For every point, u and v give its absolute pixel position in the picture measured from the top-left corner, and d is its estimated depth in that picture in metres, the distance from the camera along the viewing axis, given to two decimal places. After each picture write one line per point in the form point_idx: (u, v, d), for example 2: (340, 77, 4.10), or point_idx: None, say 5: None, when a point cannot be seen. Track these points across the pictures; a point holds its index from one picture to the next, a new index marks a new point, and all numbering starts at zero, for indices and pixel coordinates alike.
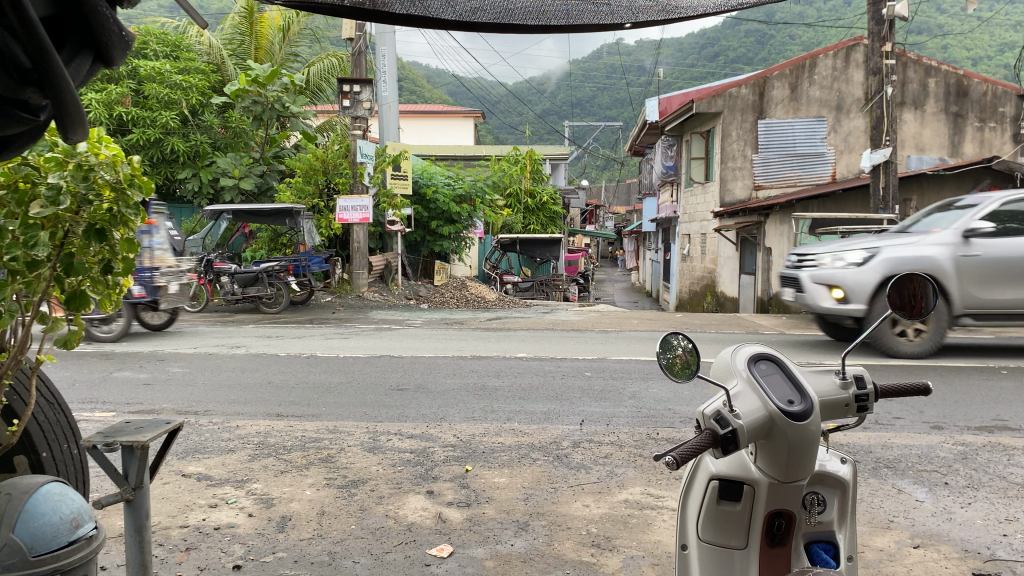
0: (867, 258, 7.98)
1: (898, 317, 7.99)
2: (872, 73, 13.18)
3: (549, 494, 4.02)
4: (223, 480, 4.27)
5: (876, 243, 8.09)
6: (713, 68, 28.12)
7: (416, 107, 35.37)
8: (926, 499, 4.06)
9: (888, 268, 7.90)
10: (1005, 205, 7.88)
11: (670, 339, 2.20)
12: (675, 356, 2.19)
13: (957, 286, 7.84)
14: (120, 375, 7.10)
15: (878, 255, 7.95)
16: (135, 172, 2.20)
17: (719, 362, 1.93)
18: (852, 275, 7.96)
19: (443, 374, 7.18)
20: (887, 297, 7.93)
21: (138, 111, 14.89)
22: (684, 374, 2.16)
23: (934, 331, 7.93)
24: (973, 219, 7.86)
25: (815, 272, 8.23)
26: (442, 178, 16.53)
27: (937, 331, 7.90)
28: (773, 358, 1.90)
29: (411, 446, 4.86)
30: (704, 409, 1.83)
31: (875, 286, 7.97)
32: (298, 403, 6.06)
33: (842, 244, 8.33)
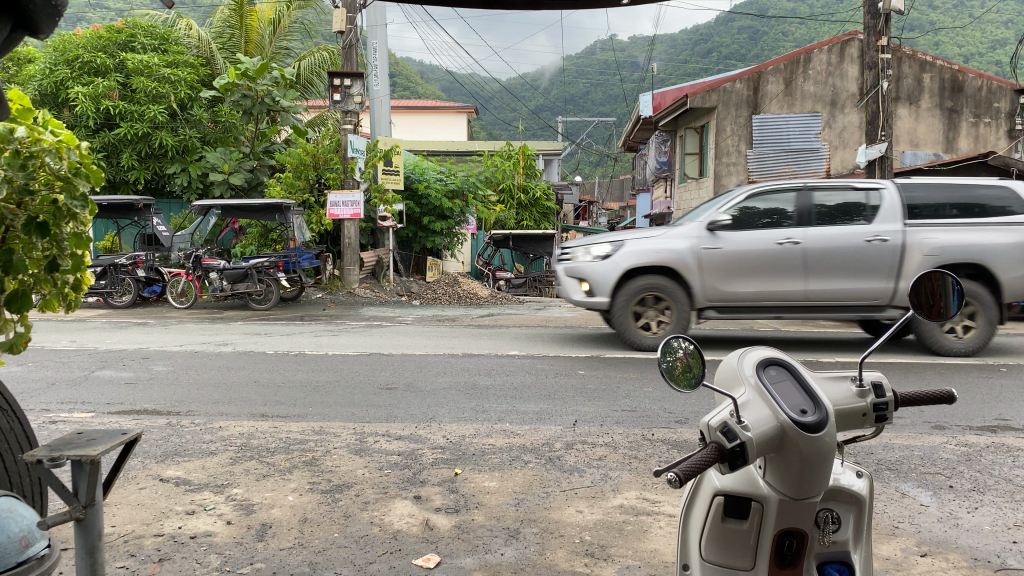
0: (611, 251, 8.14)
1: (640, 310, 8.12)
2: (868, 67, 13.05)
3: (540, 499, 3.86)
4: (202, 485, 4.11)
5: (622, 235, 8.25)
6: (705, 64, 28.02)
7: (409, 102, 35.13)
8: (931, 503, 3.92)
9: (633, 259, 8.08)
10: (752, 197, 8.02)
11: (671, 340, 2.05)
12: (676, 358, 2.04)
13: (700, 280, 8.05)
14: (102, 374, 6.92)
15: (622, 248, 8.11)
16: (80, 161, 2.18)
17: (725, 367, 1.79)
18: (597, 268, 8.15)
19: (434, 373, 7.02)
20: (625, 293, 8.10)
21: (126, 104, 14.66)
22: (685, 383, 2.01)
23: (675, 321, 8.06)
24: (715, 213, 8.01)
25: (568, 265, 8.36)
26: (434, 173, 16.39)
27: (678, 323, 8.04)
28: (784, 364, 1.75)
29: (399, 449, 4.70)
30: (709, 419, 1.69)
31: (620, 278, 8.18)
32: (284, 403, 5.89)
33: (594, 236, 8.48)
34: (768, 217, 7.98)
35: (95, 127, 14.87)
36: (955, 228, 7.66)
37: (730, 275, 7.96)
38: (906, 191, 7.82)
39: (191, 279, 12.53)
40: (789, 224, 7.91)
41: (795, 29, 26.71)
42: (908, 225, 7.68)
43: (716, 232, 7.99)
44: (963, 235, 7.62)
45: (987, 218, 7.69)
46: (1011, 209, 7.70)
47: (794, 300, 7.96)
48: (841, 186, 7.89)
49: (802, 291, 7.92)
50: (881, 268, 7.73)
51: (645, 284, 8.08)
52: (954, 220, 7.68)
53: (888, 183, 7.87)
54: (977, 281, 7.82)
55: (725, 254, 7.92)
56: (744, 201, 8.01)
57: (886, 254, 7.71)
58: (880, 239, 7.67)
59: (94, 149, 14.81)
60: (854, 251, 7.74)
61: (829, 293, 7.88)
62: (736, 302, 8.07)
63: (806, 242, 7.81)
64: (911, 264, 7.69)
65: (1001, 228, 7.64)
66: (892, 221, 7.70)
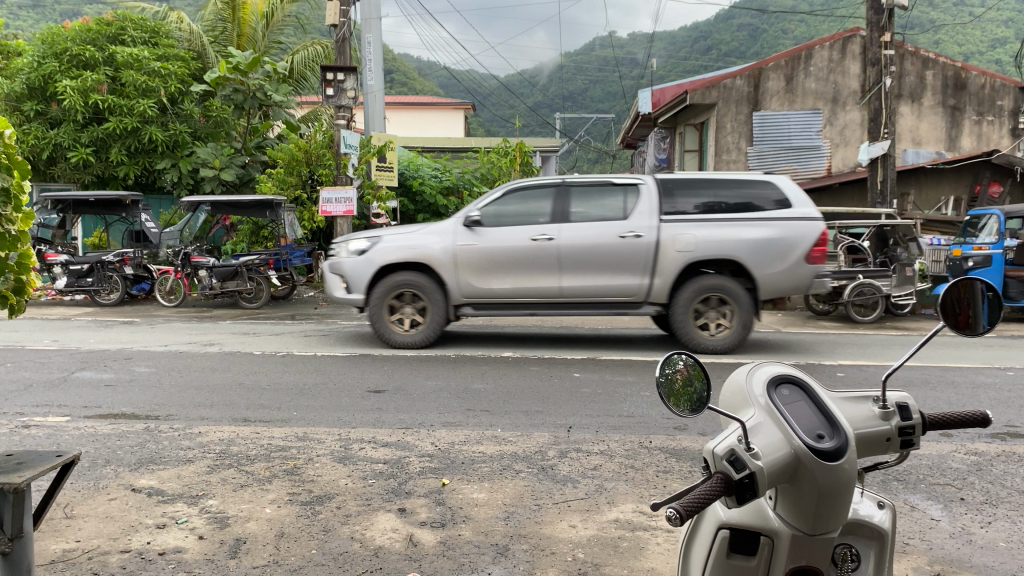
0: (370, 247, 8.20)
1: (398, 305, 8.16)
2: (871, 64, 12.87)
3: (531, 512, 3.67)
4: (176, 495, 3.90)
5: (382, 231, 8.31)
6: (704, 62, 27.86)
7: (405, 98, 34.91)
8: (942, 518, 3.73)
9: (387, 255, 8.14)
10: (509, 194, 8.15)
11: (671, 355, 1.86)
12: (676, 372, 1.85)
13: (453, 275, 8.11)
14: (81, 375, 6.70)
15: (379, 244, 8.17)
16: None
17: (730, 384, 1.59)
18: (353, 264, 8.21)
19: (425, 375, 6.81)
20: (380, 290, 8.14)
21: (115, 98, 14.32)
22: (683, 408, 1.81)
23: (432, 320, 8.14)
24: (474, 209, 8.11)
25: (332, 262, 8.39)
26: (429, 170, 16.22)
27: (433, 317, 8.11)
28: (797, 381, 1.56)
29: (386, 456, 4.50)
30: (714, 444, 1.47)
31: (378, 274, 8.22)
32: (268, 406, 5.69)
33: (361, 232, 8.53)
34: (525, 214, 8.10)
35: (84, 121, 14.61)
36: (710, 223, 7.86)
37: (487, 270, 8.04)
38: (664, 187, 8.03)
39: (180, 276, 12.30)
40: (545, 220, 8.03)
41: (794, 27, 26.56)
42: (664, 221, 7.86)
43: (476, 228, 8.09)
44: (717, 230, 7.84)
45: (740, 214, 7.90)
46: (765, 205, 7.93)
47: (549, 296, 8.07)
48: (600, 182, 8.08)
49: (559, 287, 8.03)
50: (638, 264, 7.90)
51: (406, 279, 8.13)
52: (710, 216, 7.89)
53: (648, 178, 8.07)
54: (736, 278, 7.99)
55: (482, 250, 8.02)
56: (502, 197, 8.15)
57: (643, 250, 7.89)
58: (634, 234, 7.85)
59: (83, 144, 14.57)
60: (611, 247, 7.88)
61: (584, 290, 8.01)
62: (494, 298, 8.14)
63: (558, 238, 7.94)
64: (666, 262, 7.88)
65: (754, 223, 7.85)
66: (648, 217, 7.88)
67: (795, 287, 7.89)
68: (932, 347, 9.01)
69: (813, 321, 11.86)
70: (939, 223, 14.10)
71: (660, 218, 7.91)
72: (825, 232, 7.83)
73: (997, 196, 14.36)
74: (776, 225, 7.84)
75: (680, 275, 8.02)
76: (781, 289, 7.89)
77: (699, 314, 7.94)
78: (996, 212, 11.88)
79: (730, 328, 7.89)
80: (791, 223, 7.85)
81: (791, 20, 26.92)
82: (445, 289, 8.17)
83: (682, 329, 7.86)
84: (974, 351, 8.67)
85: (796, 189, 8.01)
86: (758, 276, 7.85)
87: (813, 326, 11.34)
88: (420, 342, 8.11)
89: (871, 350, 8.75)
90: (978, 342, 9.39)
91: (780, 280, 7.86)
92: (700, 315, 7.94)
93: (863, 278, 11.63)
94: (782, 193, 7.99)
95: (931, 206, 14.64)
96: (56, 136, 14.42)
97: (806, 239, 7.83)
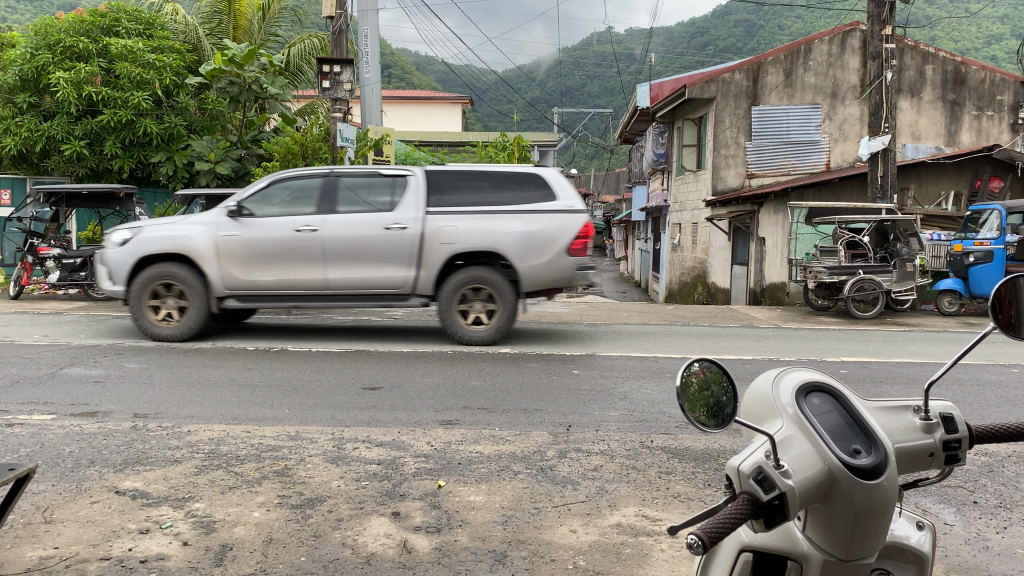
0: (130, 237, 8.01)
1: (158, 297, 7.98)
2: (872, 57, 12.74)
3: (530, 516, 3.53)
4: (161, 498, 3.76)
5: (144, 222, 8.10)
6: (701, 57, 27.74)
7: (402, 93, 34.70)
8: (956, 522, 3.60)
9: (147, 246, 7.96)
10: (277, 185, 8.08)
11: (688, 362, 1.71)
12: (693, 382, 1.70)
13: (216, 268, 7.96)
14: (69, 371, 6.55)
15: (139, 234, 7.99)
16: None
17: (753, 393, 1.51)
18: (114, 255, 8.00)
19: (420, 372, 6.66)
20: (138, 282, 7.95)
21: (109, 90, 14.13)
22: (704, 423, 1.66)
23: (194, 311, 7.99)
24: (239, 199, 8.00)
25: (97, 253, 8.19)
26: (427, 164, 16.05)
27: (194, 308, 7.95)
28: (826, 391, 1.49)
29: (379, 457, 4.37)
30: (739, 459, 1.40)
31: (140, 265, 8.03)
32: (260, 404, 5.55)
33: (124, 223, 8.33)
34: (290, 205, 8.02)
35: (78, 113, 14.46)
36: (473, 216, 7.89)
37: (250, 262, 7.94)
38: (433, 179, 8.06)
39: None
40: (310, 211, 7.96)
41: (792, 22, 26.44)
42: (428, 213, 7.88)
43: (239, 218, 7.97)
44: (480, 223, 7.87)
45: (505, 207, 7.94)
46: (532, 198, 7.98)
47: (314, 288, 8.00)
48: (367, 172, 8.06)
49: (323, 279, 7.97)
50: (402, 256, 7.89)
51: (168, 270, 7.96)
52: (475, 208, 7.92)
53: (417, 170, 8.09)
54: (504, 269, 8.00)
55: (243, 240, 7.92)
56: (267, 187, 8.06)
57: (406, 242, 7.89)
58: (399, 226, 7.85)
59: (76, 136, 14.41)
60: (377, 239, 7.86)
61: (349, 282, 7.96)
62: (257, 291, 8.02)
63: (323, 229, 7.88)
64: (429, 253, 7.89)
65: (519, 216, 7.88)
66: (414, 209, 7.89)
67: (559, 279, 7.93)
68: (935, 344, 8.88)
69: (814, 317, 11.73)
70: (938, 218, 13.87)
71: (424, 209, 7.91)
72: (588, 224, 7.88)
73: (998, 191, 14.26)
74: (540, 218, 7.89)
75: (445, 268, 8.02)
76: (543, 281, 7.91)
77: (463, 306, 7.96)
78: (997, 207, 11.81)
79: (493, 320, 7.93)
80: (552, 215, 7.90)
81: (789, 16, 26.80)
82: (206, 281, 8.01)
83: (446, 320, 7.88)
84: (978, 348, 8.54)
85: (563, 183, 8.07)
86: (520, 268, 7.85)
87: (814, 322, 11.20)
88: (182, 333, 7.95)
89: (874, 346, 8.61)
90: (981, 339, 9.26)
91: (542, 272, 7.88)
92: (463, 305, 7.96)
93: (863, 275, 11.47)
94: (548, 186, 8.06)
95: (931, 202, 14.32)
96: (49, 128, 14.29)
97: (568, 231, 7.87)
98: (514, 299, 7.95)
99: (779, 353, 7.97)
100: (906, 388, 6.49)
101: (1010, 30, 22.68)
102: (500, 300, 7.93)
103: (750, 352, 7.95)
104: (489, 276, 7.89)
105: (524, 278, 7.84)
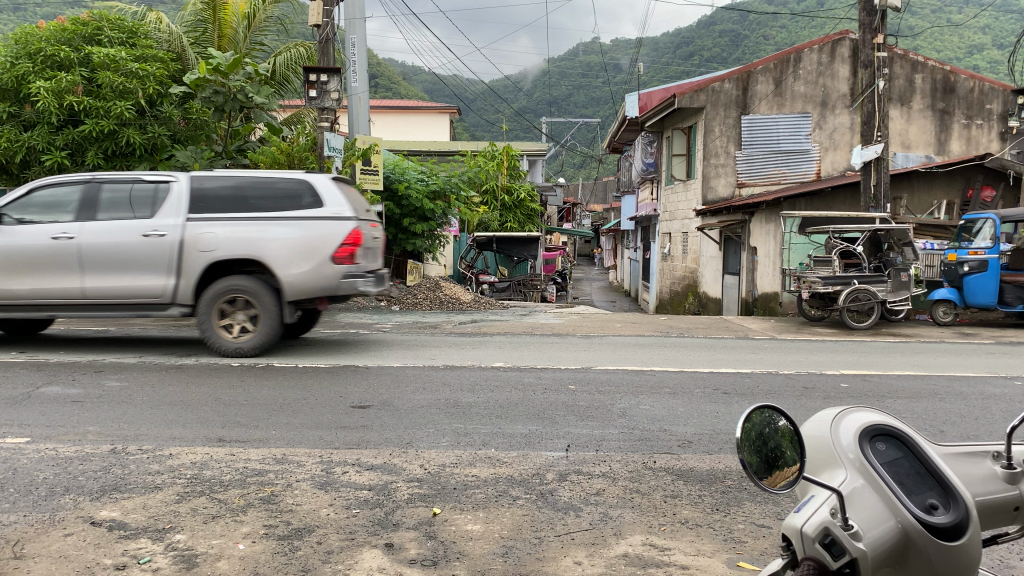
0: None
1: None
2: (864, 66, 12.69)
3: (531, 547, 3.34)
4: (140, 530, 3.54)
5: None
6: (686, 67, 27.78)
7: (389, 102, 34.48)
8: (978, 549, 3.43)
9: None
10: (39, 191, 7.88)
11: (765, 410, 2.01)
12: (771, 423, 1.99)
13: None
14: (47, 390, 6.30)
15: None
16: None
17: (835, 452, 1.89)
18: None
19: (411, 388, 6.46)
20: None
21: (91, 100, 13.78)
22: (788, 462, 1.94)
23: None
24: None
25: None
26: (415, 173, 15.83)
27: None
28: (894, 454, 1.88)
29: (370, 482, 4.17)
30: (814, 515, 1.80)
31: None
32: (245, 425, 5.34)
33: None
34: (50, 213, 7.83)
35: (59, 123, 14.08)
36: (235, 223, 7.64)
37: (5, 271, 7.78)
38: (196, 184, 7.80)
39: None
40: (68, 219, 7.78)
41: (776, 33, 26.52)
42: (187, 219, 7.64)
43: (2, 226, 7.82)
44: (242, 230, 7.61)
45: (269, 214, 7.66)
46: (297, 206, 7.70)
47: (71, 297, 7.80)
48: (129, 179, 7.82)
49: (81, 289, 7.76)
50: (158, 264, 7.67)
51: None
52: (237, 215, 7.68)
53: (181, 177, 7.82)
54: (269, 279, 7.74)
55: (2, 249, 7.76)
56: (31, 195, 7.87)
57: (166, 250, 7.64)
58: (158, 233, 7.61)
59: (57, 146, 14.03)
60: (133, 246, 7.65)
61: (107, 291, 7.75)
62: (16, 301, 7.85)
63: (79, 237, 7.69)
64: (188, 262, 7.65)
65: (284, 223, 7.61)
66: (172, 215, 7.66)
67: (321, 289, 7.65)
68: (933, 356, 8.75)
69: (808, 328, 11.61)
70: (931, 227, 13.78)
71: (184, 216, 7.66)
72: (354, 232, 7.63)
73: (990, 200, 14.30)
74: (304, 226, 7.61)
75: (209, 275, 7.80)
76: (306, 291, 7.63)
77: (222, 315, 7.76)
78: (992, 215, 11.57)
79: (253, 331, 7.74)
80: (319, 223, 7.62)
81: (773, 26, 26.87)
82: None
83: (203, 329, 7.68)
84: (977, 359, 8.42)
85: (334, 190, 7.79)
86: (282, 277, 7.58)
87: (809, 332, 11.08)
88: None
89: (872, 358, 8.47)
90: (979, 350, 9.16)
91: (304, 281, 7.60)
92: (224, 316, 7.73)
93: (857, 285, 11.37)
94: (316, 194, 7.78)
95: (923, 211, 14.26)
96: (28, 138, 13.87)
97: (332, 239, 7.61)
98: (276, 309, 7.69)
99: (776, 365, 7.82)
100: (909, 402, 6.34)
101: (993, 39, 22.78)
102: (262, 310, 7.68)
103: (747, 365, 7.80)
104: (257, 285, 7.65)
105: (285, 287, 7.57)
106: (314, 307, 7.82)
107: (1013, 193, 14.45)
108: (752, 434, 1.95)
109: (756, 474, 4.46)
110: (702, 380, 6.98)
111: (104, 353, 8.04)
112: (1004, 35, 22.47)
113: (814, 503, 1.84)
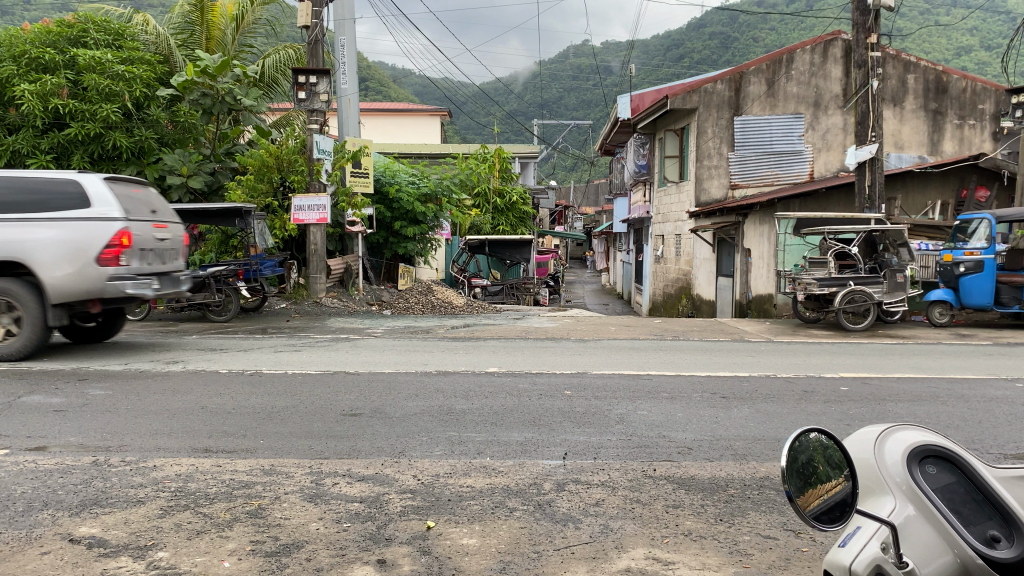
0: None
1: None
2: (857, 66, 12.62)
3: (529, 562, 3.20)
4: (120, 547, 3.38)
5: None
6: (676, 69, 27.77)
7: (380, 105, 34.31)
8: None
9: None
10: None
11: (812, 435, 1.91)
12: (815, 448, 1.90)
13: None
14: (29, 400, 6.12)
15: None
16: None
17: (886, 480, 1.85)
18: None
19: (403, 395, 6.31)
20: None
21: (76, 103, 13.61)
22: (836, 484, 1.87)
23: None
24: None
25: None
26: (406, 176, 15.68)
27: None
28: (944, 483, 1.88)
29: (361, 494, 4.03)
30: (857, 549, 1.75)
31: None
32: (233, 434, 5.19)
33: None
34: None
35: (44, 127, 13.89)
36: None
37: None
38: None
39: None
40: None
41: (766, 35, 26.52)
42: None
43: None
44: (5, 230, 7.48)
45: (32, 213, 7.54)
46: (64, 206, 7.60)
47: None
48: None
49: None
50: None
51: None
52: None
53: None
54: (36, 280, 7.63)
55: None
56: None
57: None
58: None
59: (43, 150, 13.83)
60: None
61: None
62: None
63: None
64: None
65: (45, 224, 7.50)
66: None
67: (88, 291, 7.56)
68: (932, 358, 8.65)
69: (804, 330, 11.51)
70: (926, 228, 13.64)
71: None
72: (121, 234, 7.56)
73: (984, 201, 14.18)
74: (67, 226, 7.51)
75: None
76: (72, 292, 7.54)
77: None
78: (987, 215, 11.52)
79: (14, 334, 7.60)
80: (84, 224, 7.53)
81: (762, 28, 26.86)
82: None
83: None
84: (975, 361, 8.34)
85: (104, 190, 7.69)
86: (45, 279, 7.47)
87: (805, 334, 10.98)
88: None
89: (870, 360, 8.37)
90: (977, 351, 9.08)
91: (67, 283, 7.51)
92: None
93: (853, 286, 11.29)
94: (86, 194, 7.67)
95: (917, 211, 14.22)
96: (13, 142, 13.68)
97: (96, 240, 7.53)
98: (41, 312, 7.58)
99: (774, 368, 7.72)
100: (910, 405, 6.23)
101: (982, 40, 22.84)
102: (27, 312, 7.56)
103: (744, 368, 7.68)
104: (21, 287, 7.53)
105: (47, 289, 7.45)
106: (86, 309, 7.71)
107: (1007, 194, 14.41)
108: (793, 458, 1.83)
109: (759, 482, 4.34)
110: (699, 384, 6.86)
111: (88, 360, 7.88)
112: (992, 37, 22.51)
113: (862, 534, 1.77)
